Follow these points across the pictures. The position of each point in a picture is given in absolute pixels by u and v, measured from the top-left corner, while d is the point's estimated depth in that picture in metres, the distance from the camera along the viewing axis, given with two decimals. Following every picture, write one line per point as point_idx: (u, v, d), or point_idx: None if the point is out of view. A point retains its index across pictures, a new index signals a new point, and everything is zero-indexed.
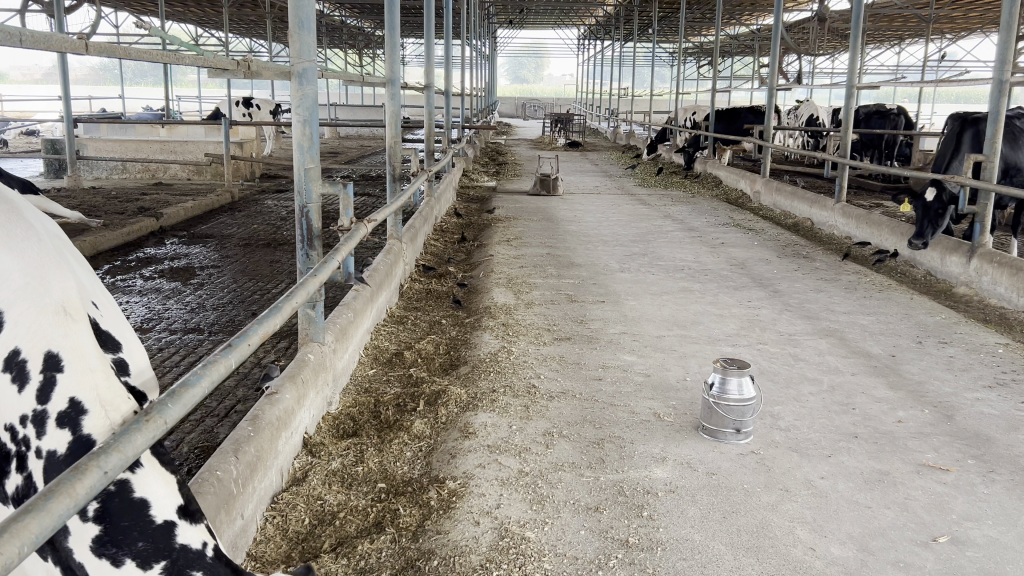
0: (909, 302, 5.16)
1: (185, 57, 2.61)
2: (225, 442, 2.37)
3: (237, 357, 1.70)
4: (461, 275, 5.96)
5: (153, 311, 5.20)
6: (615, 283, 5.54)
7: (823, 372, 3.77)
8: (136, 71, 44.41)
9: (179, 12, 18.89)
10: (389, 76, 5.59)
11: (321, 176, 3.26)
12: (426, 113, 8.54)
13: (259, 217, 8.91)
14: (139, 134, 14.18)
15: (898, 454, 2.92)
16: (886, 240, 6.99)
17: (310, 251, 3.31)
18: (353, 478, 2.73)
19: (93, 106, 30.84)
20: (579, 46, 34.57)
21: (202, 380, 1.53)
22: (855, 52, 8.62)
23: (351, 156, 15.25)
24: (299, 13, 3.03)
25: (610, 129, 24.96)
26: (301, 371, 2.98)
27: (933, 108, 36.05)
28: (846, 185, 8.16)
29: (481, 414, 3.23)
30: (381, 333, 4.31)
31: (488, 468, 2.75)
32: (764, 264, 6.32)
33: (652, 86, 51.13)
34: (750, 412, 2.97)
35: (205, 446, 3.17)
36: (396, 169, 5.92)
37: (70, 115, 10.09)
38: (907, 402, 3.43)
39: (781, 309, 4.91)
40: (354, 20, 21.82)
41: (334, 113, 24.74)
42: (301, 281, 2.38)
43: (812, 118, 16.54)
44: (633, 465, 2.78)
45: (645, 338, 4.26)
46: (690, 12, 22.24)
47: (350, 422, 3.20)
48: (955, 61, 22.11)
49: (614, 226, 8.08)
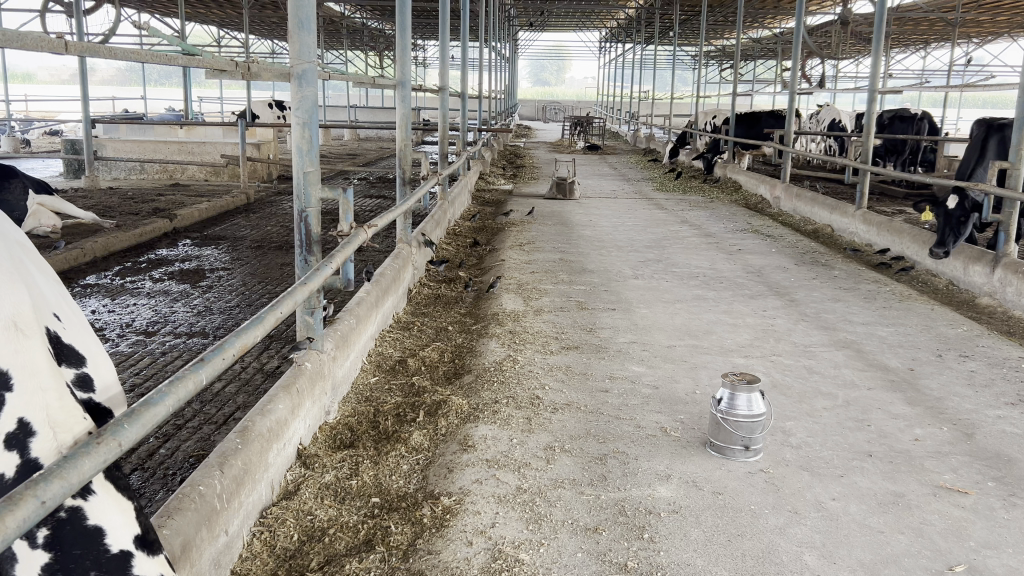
0: (930, 313, 5.01)
1: (180, 59, 2.56)
2: (211, 455, 2.29)
3: (208, 372, 1.62)
4: (472, 280, 5.87)
5: (159, 314, 5.15)
6: (628, 290, 5.43)
7: (839, 386, 3.65)
8: (160, 72, 44.80)
9: (201, 14, 19.00)
10: (400, 79, 5.50)
11: (320, 180, 3.19)
12: (442, 115, 8.44)
13: (274, 219, 8.88)
14: (158, 134, 14.21)
15: (913, 474, 2.80)
16: (907, 247, 6.82)
17: (309, 257, 3.24)
18: (346, 493, 2.65)
19: (116, 108, 31.16)
20: (600, 49, 34.46)
21: (166, 398, 1.45)
22: (877, 54, 8.43)
23: (369, 158, 15.22)
24: (299, 14, 2.96)
25: (630, 132, 24.85)
26: (298, 380, 2.90)
27: (957, 113, 35.52)
28: (866, 191, 7.99)
29: (482, 426, 3.14)
30: (385, 339, 4.23)
31: (485, 484, 2.66)
32: (782, 272, 6.19)
33: (675, 89, 51.16)
34: (760, 429, 2.85)
35: (199, 455, 3.10)
36: (406, 172, 5.82)
37: (88, 115, 10.10)
38: (924, 419, 3.30)
39: (797, 319, 4.79)
40: (374, 22, 21.87)
41: (354, 114, 24.82)
42: (290, 289, 2.31)
43: (834, 123, 16.35)
44: (636, 483, 2.68)
45: (655, 348, 4.15)
46: (712, 16, 22.10)
47: (347, 433, 3.12)
48: (981, 65, 21.81)
49: (630, 231, 7.97)
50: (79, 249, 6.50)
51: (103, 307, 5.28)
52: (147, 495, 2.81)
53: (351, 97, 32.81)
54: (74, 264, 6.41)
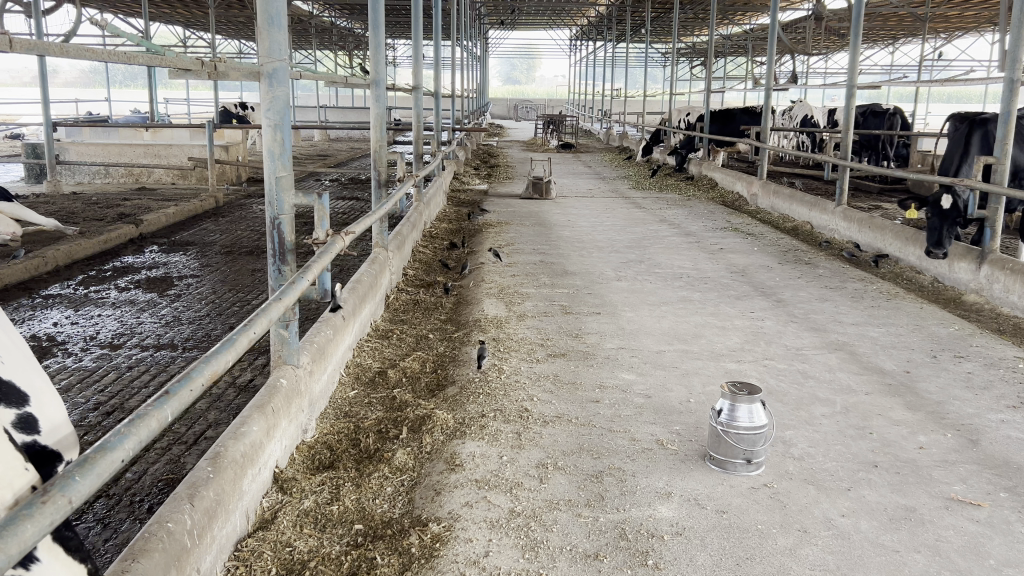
0: (919, 312, 4.93)
1: (141, 57, 2.36)
2: (180, 486, 2.11)
3: (174, 408, 1.44)
4: (450, 284, 5.71)
5: (126, 325, 4.92)
6: (612, 292, 5.30)
7: (835, 391, 3.53)
8: (125, 75, 44.00)
9: (166, 13, 18.65)
10: (373, 78, 5.31)
11: (293, 186, 3.00)
12: (416, 114, 8.20)
13: (244, 223, 8.65)
14: (123, 137, 13.88)
15: (922, 486, 2.68)
16: (889, 244, 6.75)
17: (282, 267, 3.04)
18: (327, 520, 2.48)
19: (80, 110, 30.68)
20: (571, 47, 34.38)
21: (125, 441, 1.26)
22: (854, 48, 8.33)
23: (341, 159, 14.98)
24: (267, 9, 2.77)
25: (602, 130, 24.78)
26: (273, 399, 2.72)
27: (925, 108, 35.79)
28: (847, 188, 7.92)
29: (468, 442, 2.99)
30: (363, 349, 4.05)
31: (475, 507, 2.51)
32: (766, 271, 6.09)
33: (645, 86, 51.42)
34: (762, 442, 2.72)
35: (169, 479, 2.91)
36: (382, 174, 5.63)
37: (50, 118, 9.82)
38: (927, 425, 3.19)
39: (787, 321, 4.67)
40: (343, 20, 21.59)
41: (323, 115, 24.51)
42: (263, 306, 2.11)
43: (807, 119, 16.35)
44: (636, 503, 2.53)
45: (644, 353, 4.02)
46: (683, 13, 22.07)
47: (326, 452, 2.95)
48: (950, 60, 22.00)
49: (609, 231, 7.85)
50: (40, 257, 6.25)
51: (66, 319, 5.06)
52: (113, 525, 2.61)
53: (322, 98, 32.54)
54: (35, 273, 6.16)
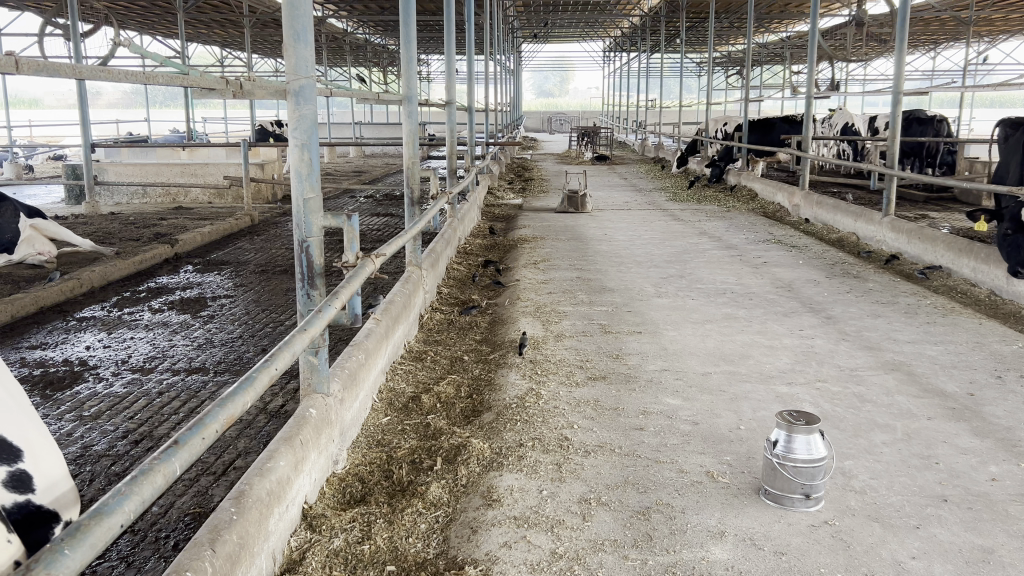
0: (979, 329, 4.67)
1: (162, 76, 2.25)
2: (200, 530, 1.97)
3: (184, 458, 1.33)
4: (485, 302, 5.56)
5: (158, 348, 4.85)
6: (653, 309, 5.12)
7: (895, 417, 3.32)
8: (165, 95, 44.85)
9: (203, 34, 18.87)
10: (406, 93, 5.16)
11: (322, 208, 2.88)
12: (451, 129, 8.05)
13: (278, 241, 8.60)
14: (160, 157, 13.99)
15: (999, 524, 2.47)
16: (941, 255, 6.47)
17: (311, 291, 2.93)
18: (358, 560, 2.34)
19: (122, 130, 31.20)
20: (605, 59, 34.23)
21: (126, 502, 1.14)
22: (900, 53, 8.03)
23: (375, 176, 14.94)
24: (294, 25, 2.66)
25: (638, 141, 24.62)
26: (301, 430, 2.59)
27: (970, 113, 34.82)
28: (893, 197, 7.63)
29: (506, 474, 2.84)
30: (396, 372, 3.92)
31: (514, 548, 2.36)
32: (813, 285, 5.86)
33: (680, 96, 51.14)
34: (822, 475, 2.53)
35: (197, 513, 2.79)
36: (415, 192, 5.51)
37: (88, 138, 9.88)
38: (998, 454, 2.97)
39: (838, 339, 4.45)
40: (377, 37, 21.69)
41: (359, 132, 24.66)
42: (285, 340, 1.98)
43: (848, 126, 16.01)
44: (687, 543, 2.36)
45: (690, 376, 3.83)
46: (718, 22, 21.85)
47: (358, 485, 2.81)
48: (995, 64, 21.51)
49: (647, 245, 7.65)
50: (76, 280, 6.24)
51: (98, 343, 5.00)
52: (136, 564, 2.50)
53: (356, 114, 32.75)
54: (70, 295, 6.14)
